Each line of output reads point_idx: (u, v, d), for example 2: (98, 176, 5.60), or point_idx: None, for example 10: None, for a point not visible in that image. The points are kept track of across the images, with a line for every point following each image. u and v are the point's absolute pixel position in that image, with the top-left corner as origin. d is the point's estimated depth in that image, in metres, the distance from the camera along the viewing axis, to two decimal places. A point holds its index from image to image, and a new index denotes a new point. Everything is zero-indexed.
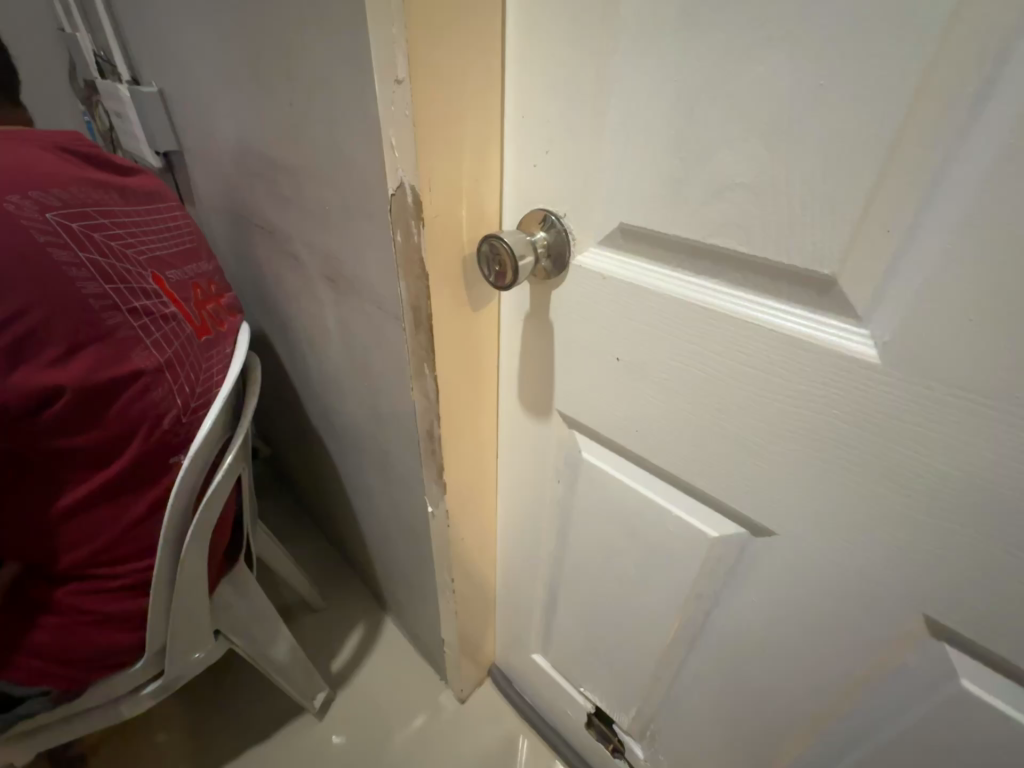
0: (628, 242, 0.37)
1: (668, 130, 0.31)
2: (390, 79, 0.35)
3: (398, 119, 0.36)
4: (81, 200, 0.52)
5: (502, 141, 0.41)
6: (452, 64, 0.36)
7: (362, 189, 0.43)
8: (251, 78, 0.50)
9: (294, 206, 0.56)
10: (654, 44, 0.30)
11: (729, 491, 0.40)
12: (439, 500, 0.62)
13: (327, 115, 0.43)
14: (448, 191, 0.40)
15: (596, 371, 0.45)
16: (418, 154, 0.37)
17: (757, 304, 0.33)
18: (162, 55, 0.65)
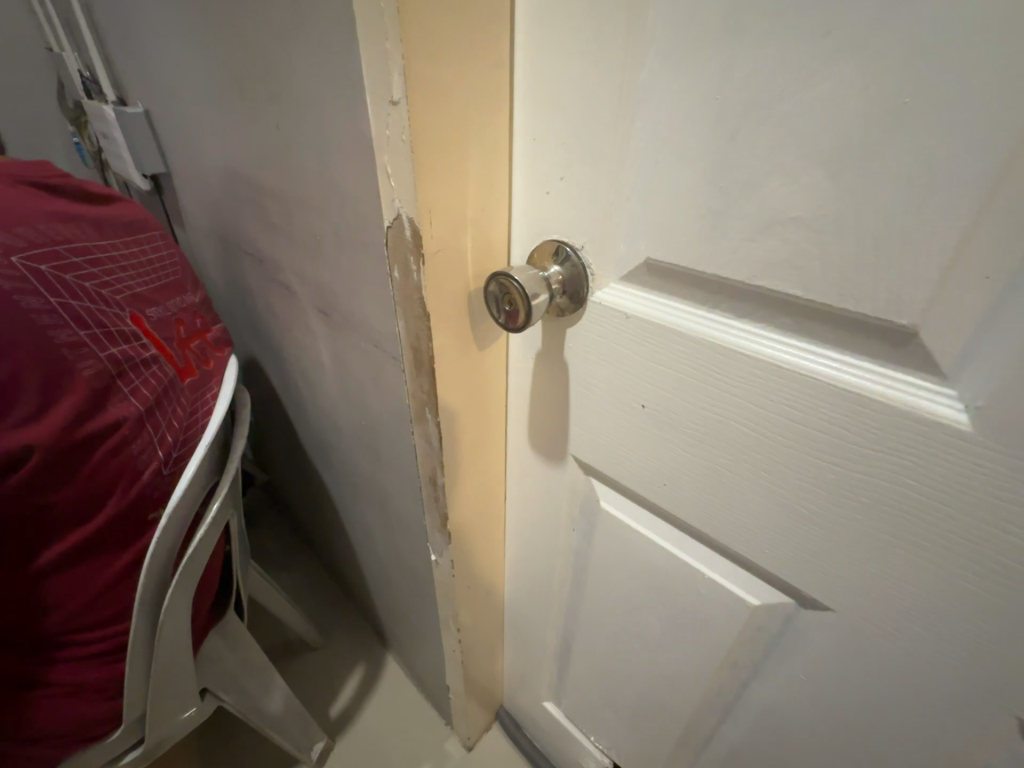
0: (655, 280, 0.33)
1: (706, 154, 0.27)
2: (384, 100, 0.30)
3: (394, 143, 0.32)
4: (52, 239, 0.47)
5: (512, 165, 0.37)
6: (453, 81, 0.31)
7: (356, 221, 0.39)
8: (237, 98, 0.46)
9: (283, 234, 0.52)
10: (690, 58, 0.26)
11: (773, 558, 0.36)
12: (443, 548, 0.57)
13: (316, 138, 0.38)
14: (453, 224, 0.36)
15: (617, 419, 0.40)
16: (418, 183, 0.33)
17: (810, 354, 0.28)
18: (146, 76, 0.62)
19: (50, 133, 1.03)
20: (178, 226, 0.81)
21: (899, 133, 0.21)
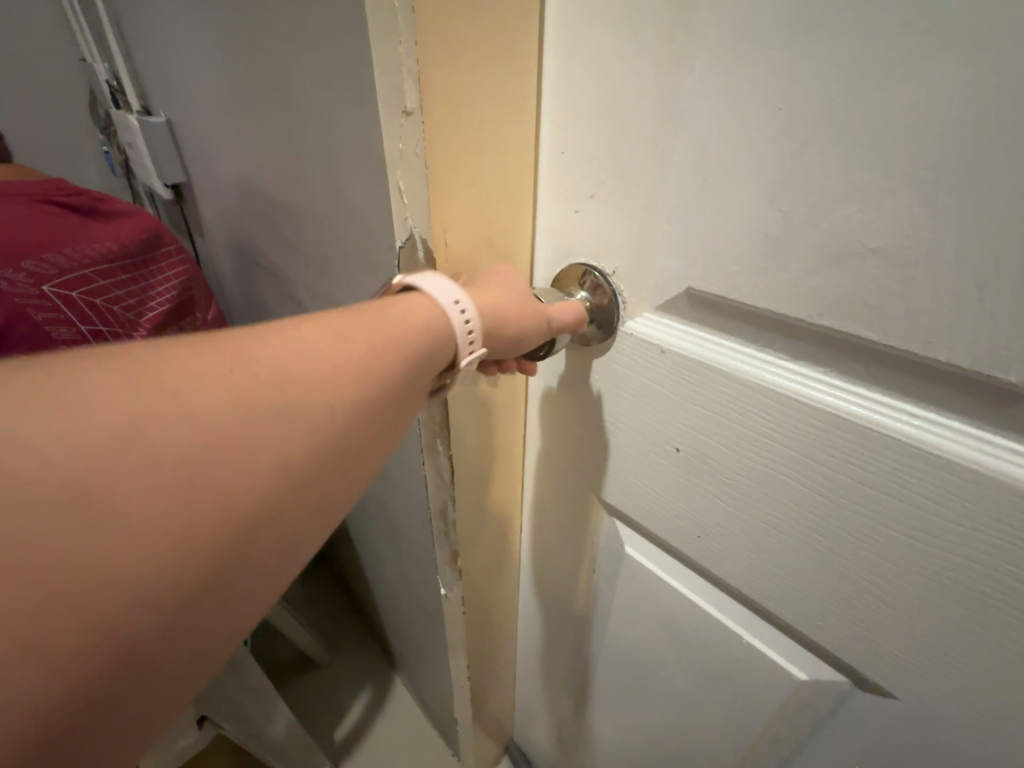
0: (696, 312, 0.29)
1: (764, 175, 0.23)
2: (397, 111, 0.27)
3: (408, 158, 0.28)
4: (80, 263, 0.50)
5: (535, 182, 0.34)
6: (472, 89, 0.28)
7: (366, 240, 0.36)
8: (251, 109, 0.44)
9: (296, 249, 0.50)
10: (749, 60, 0.22)
11: (825, 631, 0.31)
12: (453, 583, 0.54)
13: (327, 152, 0.36)
14: (471, 244, 0.33)
15: (645, 460, 0.36)
16: (433, 201, 0.30)
17: (882, 407, 0.24)
18: (168, 84, 0.61)
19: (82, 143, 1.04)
20: (199, 236, 0.80)
21: (1018, 149, 0.17)
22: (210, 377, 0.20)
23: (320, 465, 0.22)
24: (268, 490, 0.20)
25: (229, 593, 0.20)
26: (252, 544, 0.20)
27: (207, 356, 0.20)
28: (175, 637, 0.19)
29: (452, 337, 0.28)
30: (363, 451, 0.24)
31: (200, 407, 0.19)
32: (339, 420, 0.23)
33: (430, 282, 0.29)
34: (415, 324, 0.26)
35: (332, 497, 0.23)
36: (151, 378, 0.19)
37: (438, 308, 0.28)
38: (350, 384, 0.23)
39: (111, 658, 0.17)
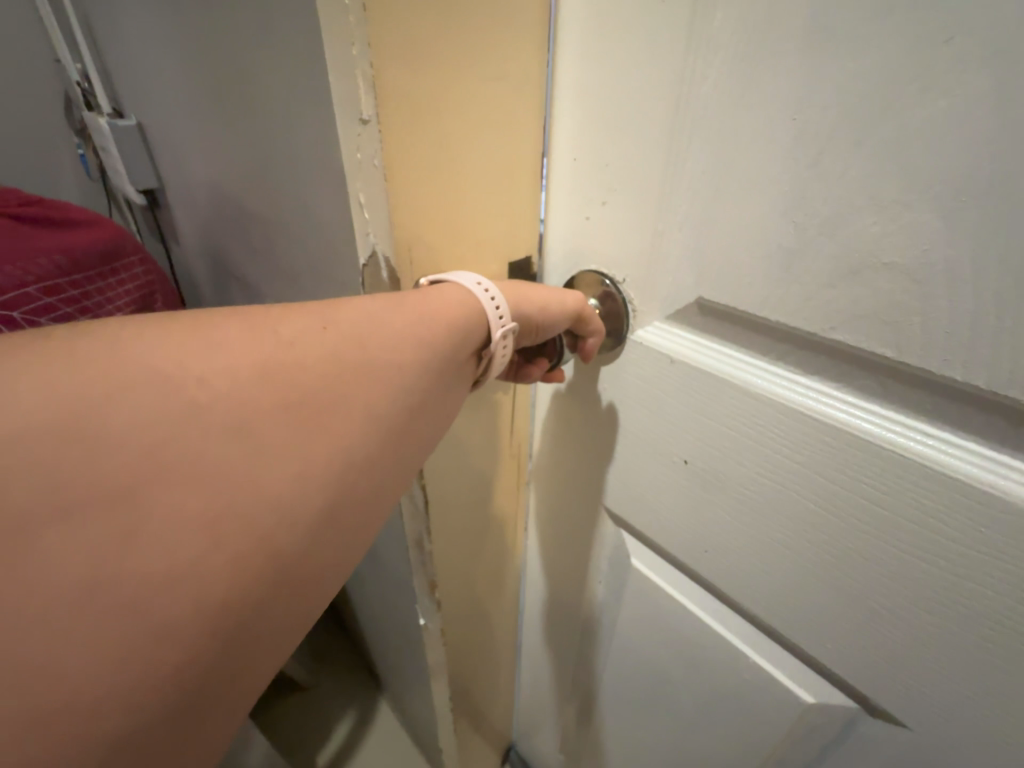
0: (707, 321, 0.29)
1: (778, 184, 0.23)
2: (353, 118, 0.26)
3: (366, 170, 0.27)
4: (21, 279, 0.47)
5: (536, 189, 0.33)
6: (440, 100, 0.28)
7: (329, 255, 0.34)
8: (219, 111, 0.42)
9: (267, 260, 0.48)
10: (766, 64, 0.21)
11: (834, 654, 0.30)
12: (432, 612, 0.52)
13: (290, 158, 0.34)
14: (445, 258, 0.32)
15: (653, 473, 0.35)
16: (392, 215, 0.29)
17: (900, 427, 0.24)
18: (138, 88, 0.59)
19: (59, 145, 1.01)
20: (174, 244, 0.78)
21: None
22: (315, 336, 0.22)
23: (391, 432, 0.23)
24: (345, 469, 0.22)
25: (347, 525, 0.22)
26: (363, 476, 0.22)
27: (301, 322, 0.22)
28: (248, 641, 0.19)
29: (484, 322, 0.28)
30: (407, 442, 0.24)
31: (309, 359, 0.21)
32: (403, 401, 0.24)
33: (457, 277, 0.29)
34: (454, 305, 0.27)
35: (379, 496, 0.23)
36: (253, 332, 0.20)
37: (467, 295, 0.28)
38: (387, 380, 0.23)
39: (192, 657, 0.17)
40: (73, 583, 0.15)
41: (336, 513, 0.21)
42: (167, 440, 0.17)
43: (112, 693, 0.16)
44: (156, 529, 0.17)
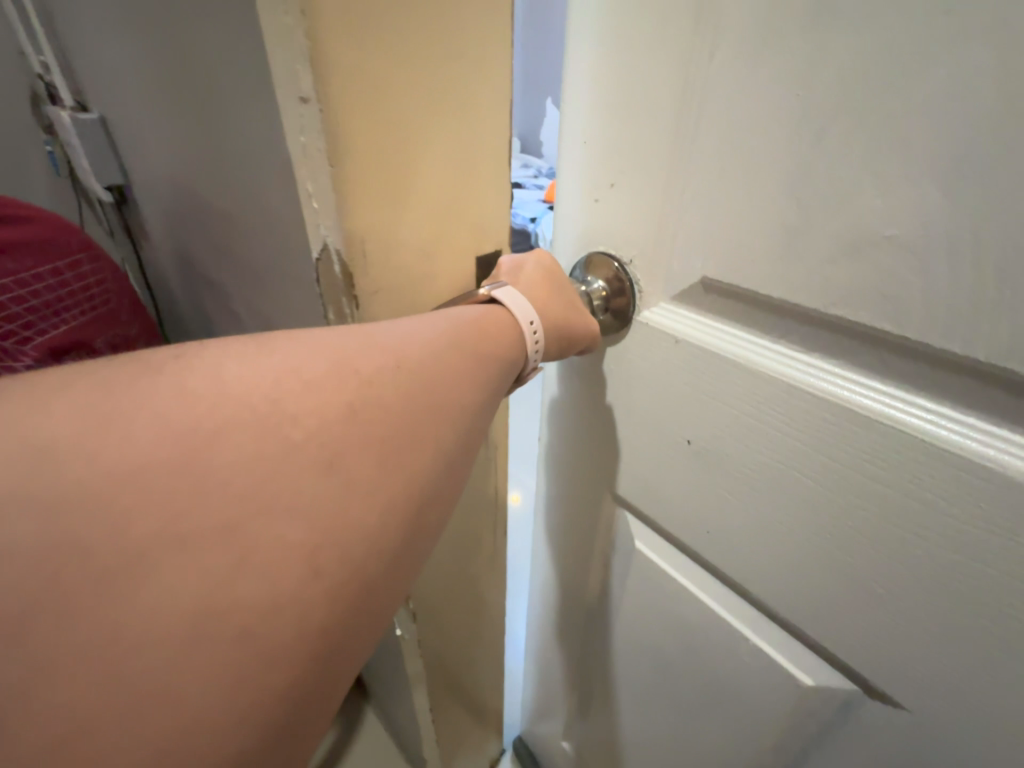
0: (713, 300, 0.29)
1: (782, 163, 0.23)
2: (294, 98, 0.27)
3: (310, 153, 0.28)
4: None
5: (483, 171, 0.35)
6: (387, 81, 0.28)
7: (290, 250, 0.35)
8: (175, 104, 0.41)
9: (230, 258, 0.48)
10: (772, 45, 0.22)
11: (833, 634, 0.30)
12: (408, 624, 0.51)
13: (245, 148, 0.34)
14: (403, 244, 0.34)
15: (657, 455, 0.36)
16: (346, 200, 0.30)
17: (903, 403, 0.24)
18: (102, 82, 0.58)
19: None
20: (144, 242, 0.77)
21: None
22: (383, 359, 0.26)
23: (457, 429, 0.27)
24: (424, 458, 0.25)
25: (432, 506, 0.25)
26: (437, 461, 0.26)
27: (361, 344, 0.26)
28: (366, 607, 0.22)
29: (524, 351, 0.31)
30: (444, 416, 0.27)
31: (371, 371, 0.25)
32: (464, 405, 0.28)
33: (508, 300, 0.32)
34: (503, 337, 0.30)
35: (445, 486, 0.26)
36: (305, 345, 0.25)
37: (515, 325, 0.31)
38: (448, 385, 0.27)
39: (327, 622, 0.21)
40: (193, 607, 0.18)
41: (424, 497, 0.25)
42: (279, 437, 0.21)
43: (269, 662, 0.19)
44: (261, 571, 0.19)
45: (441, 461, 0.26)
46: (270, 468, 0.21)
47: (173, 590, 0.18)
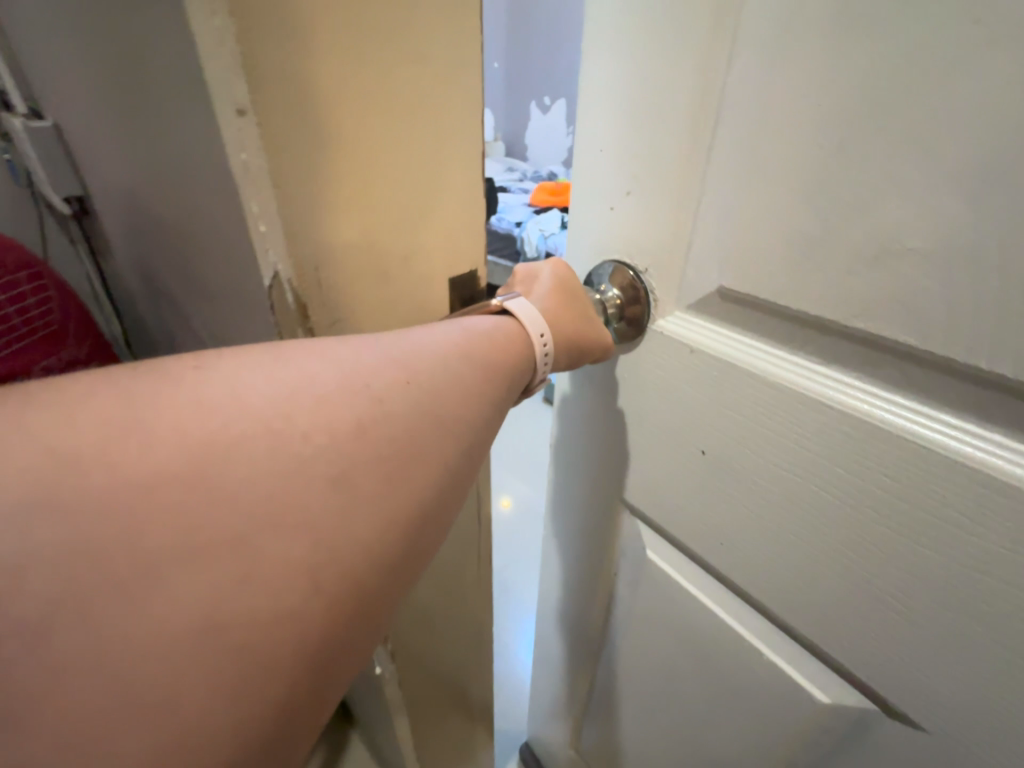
0: (728, 310, 0.29)
1: (801, 172, 0.23)
2: (229, 111, 0.25)
3: (253, 171, 0.27)
4: None
5: (426, 174, 0.35)
6: (322, 91, 0.28)
7: (238, 277, 0.33)
8: (119, 109, 0.40)
9: (186, 272, 0.46)
10: (791, 55, 0.22)
11: (848, 650, 0.30)
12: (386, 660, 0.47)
13: (180, 165, 0.33)
14: (358, 254, 0.34)
15: (670, 465, 0.36)
16: (288, 211, 0.29)
17: (926, 416, 0.23)
18: (55, 87, 0.57)
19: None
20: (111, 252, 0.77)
21: None
22: (399, 370, 0.26)
23: (464, 439, 0.27)
24: (430, 468, 0.26)
25: (435, 517, 0.26)
26: (441, 472, 0.26)
27: (378, 354, 0.26)
28: (357, 620, 0.23)
29: (532, 361, 0.31)
30: (453, 425, 0.27)
31: (385, 381, 0.25)
32: (472, 416, 0.28)
33: (523, 308, 0.32)
34: (512, 347, 0.31)
35: (449, 496, 0.26)
36: (326, 354, 0.25)
37: (524, 336, 0.31)
38: (460, 393, 0.27)
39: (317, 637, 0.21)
40: (195, 622, 0.18)
41: (428, 508, 0.25)
42: (288, 448, 0.22)
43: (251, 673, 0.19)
44: (261, 576, 0.20)
45: (451, 466, 0.26)
46: (280, 480, 0.21)
47: (177, 604, 0.18)
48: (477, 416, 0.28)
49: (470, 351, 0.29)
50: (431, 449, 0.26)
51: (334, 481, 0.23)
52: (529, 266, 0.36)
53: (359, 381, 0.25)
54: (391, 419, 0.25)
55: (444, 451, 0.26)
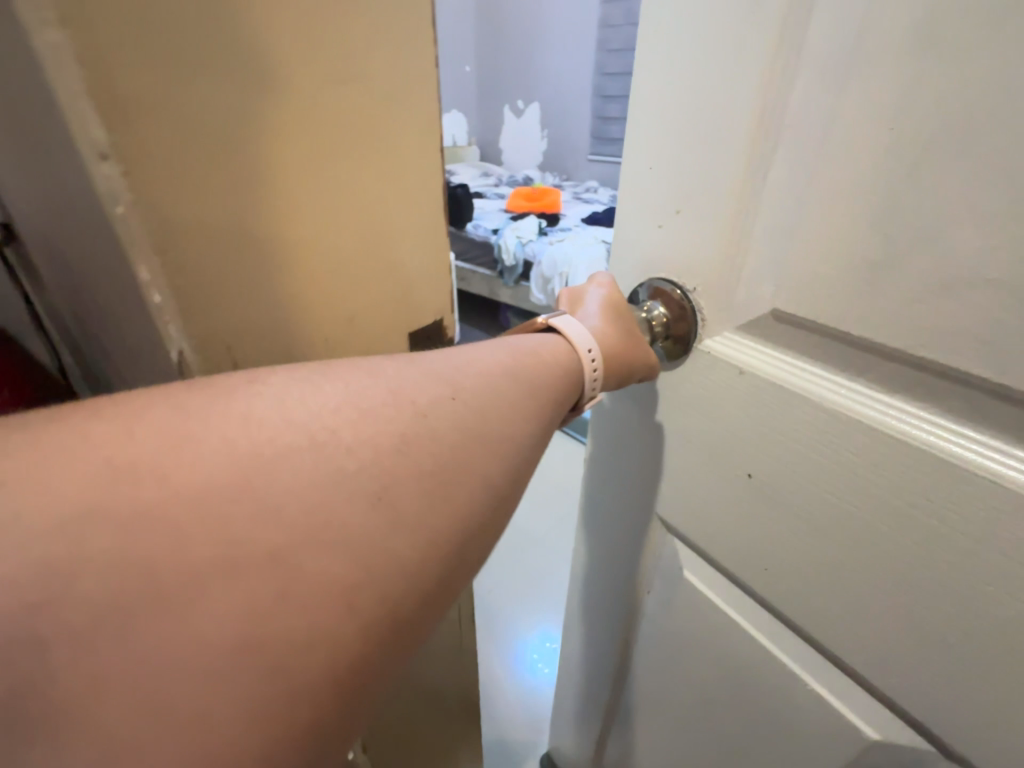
0: (782, 333, 0.28)
1: (865, 195, 0.22)
2: (94, 158, 0.25)
3: (132, 221, 0.26)
4: None
5: (324, 211, 0.35)
6: (199, 136, 0.27)
7: (137, 330, 0.33)
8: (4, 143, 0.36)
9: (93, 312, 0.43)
10: (858, 77, 0.21)
11: (902, 687, 0.28)
12: None
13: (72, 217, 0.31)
14: (264, 298, 0.34)
15: (715, 487, 0.35)
16: (176, 260, 0.29)
17: (999, 455, 0.22)
18: None
19: None
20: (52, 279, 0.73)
21: None
22: (448, 390, 0.26)
23: (512, 459, 0.27)
24: (480, 487, 0.25)
25: (482, 537, 0.26)
26: (487, 493, 0.26)
27: (427, 374, 0.27)
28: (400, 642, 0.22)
29: (580, 377, 0.31)
30: (499, 445, 0.27)
31: (435, 401, 0.26)
32: (520, 436, 0.28)
33: (569, 325, 0.32)
34: (559, 364, 0.30)
35: (495, 516, 0.26)
36: (378, 374, 0.25)
37: (572, 352, 0.31)
38: (507, 412, 0.27)
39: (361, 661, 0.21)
40: (246, 643, 0.19)
41: (475, 528, 0.25)
42: (342, 467, 0.22)
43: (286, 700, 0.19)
44: (309, 598, 0.20)
45: (497, 487, 0.26)
46: (330, 500, 0.21)
47: (225, 620, 0.18)
48: (525, 436, 0.28)
49: (516, 369, 0.29)
50: (480, 469, 0.26)
51: (390, 499, 0.23)
52: (573, 291, 0.36)
53: (410, 401, 0.25)
54: (441, 439, 0.25)
55: (491, 472, 0.26)
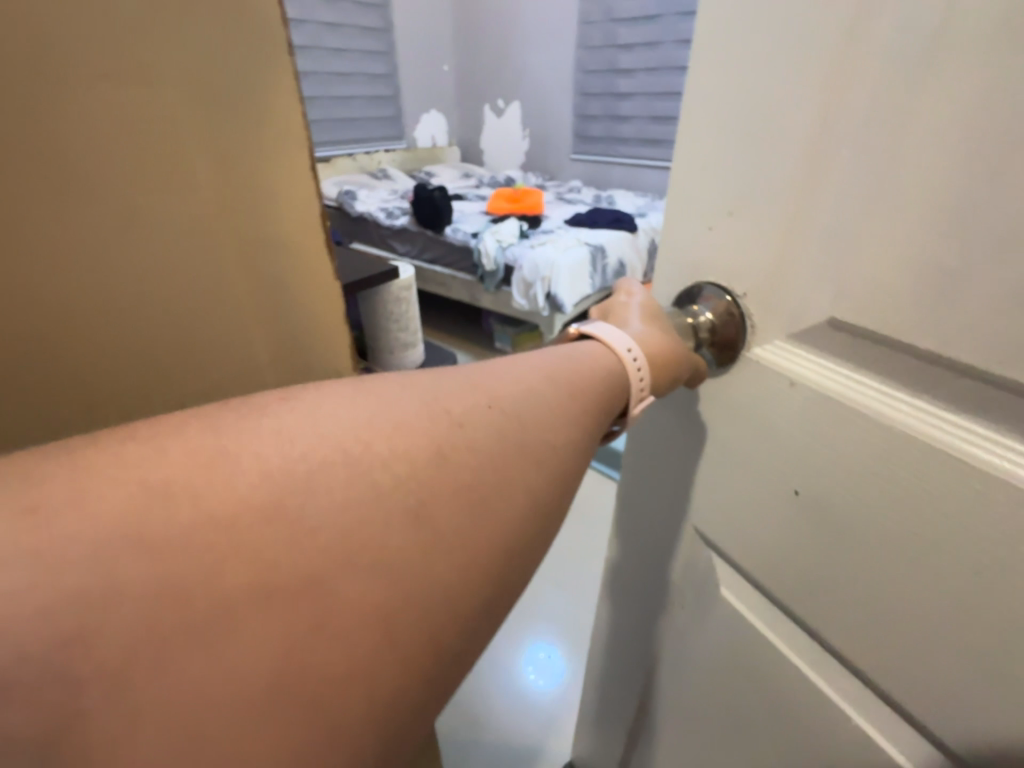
0: (840, 344, 0.27)
1: (941, 199, 0.21)
2: None
3: None
4: None
5: None
6: None
7: None
8: None
9: None
10: (934, 74, 0.20)
11: (960, 728, 0.27)
12: None
13: None
14: None
15: (760, 503, 0.33)
16: None
17: None
18: None
19: None
20: None
21: None
22: (489, 400, 0.26)
23: (554, 470, 0.26)
24: (520, 502, 0.25)
25: (523, 554, 0.25)
26: (529, 508, 0.25)
27: (468, 383, 0.26)
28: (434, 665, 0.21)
29: (624, 380, 0.30)
30: (541, 457, 0.26)
31: (476, 412, 0.25)
32: (563, 447, 0.27)
33: (603, 331, 0.32)
34: (597, 369, 0.30)
35: (536, 532, 0.25)
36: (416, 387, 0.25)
37: (611, 354, 0.30)
38: (548, 423, 0.27)
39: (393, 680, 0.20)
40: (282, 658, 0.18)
41: (516, 543, 0.24)
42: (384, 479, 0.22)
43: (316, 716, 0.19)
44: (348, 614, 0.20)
45: (539, 501, 0.25)
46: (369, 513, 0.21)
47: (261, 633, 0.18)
48: (569, 446, 0.27)
49: (556, 374, 0.28)
50: (522, 481, 0.25)
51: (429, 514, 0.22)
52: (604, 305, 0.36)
53: (451, 412, 0.24)
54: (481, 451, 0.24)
55: (531, 485, 0.25)
